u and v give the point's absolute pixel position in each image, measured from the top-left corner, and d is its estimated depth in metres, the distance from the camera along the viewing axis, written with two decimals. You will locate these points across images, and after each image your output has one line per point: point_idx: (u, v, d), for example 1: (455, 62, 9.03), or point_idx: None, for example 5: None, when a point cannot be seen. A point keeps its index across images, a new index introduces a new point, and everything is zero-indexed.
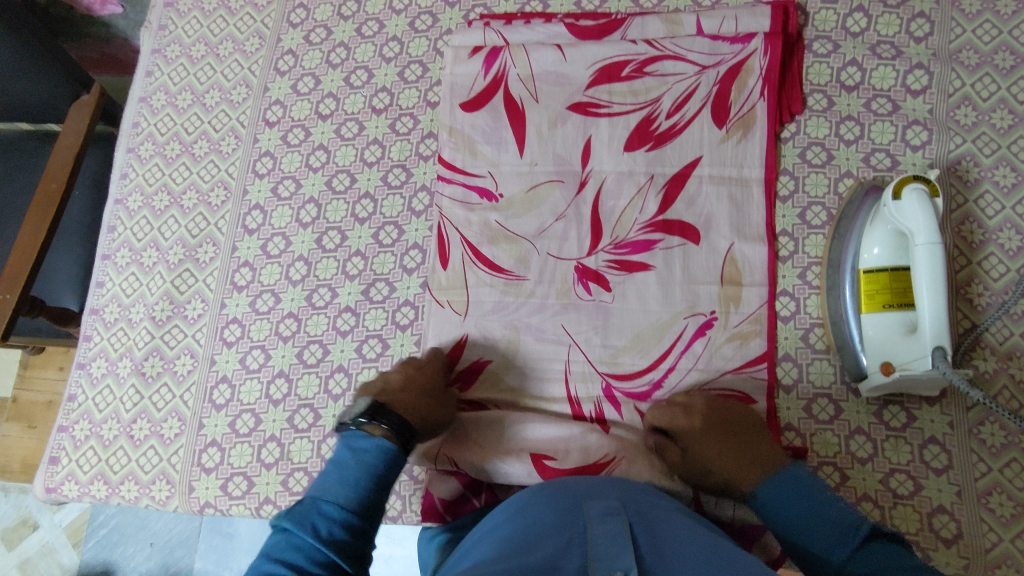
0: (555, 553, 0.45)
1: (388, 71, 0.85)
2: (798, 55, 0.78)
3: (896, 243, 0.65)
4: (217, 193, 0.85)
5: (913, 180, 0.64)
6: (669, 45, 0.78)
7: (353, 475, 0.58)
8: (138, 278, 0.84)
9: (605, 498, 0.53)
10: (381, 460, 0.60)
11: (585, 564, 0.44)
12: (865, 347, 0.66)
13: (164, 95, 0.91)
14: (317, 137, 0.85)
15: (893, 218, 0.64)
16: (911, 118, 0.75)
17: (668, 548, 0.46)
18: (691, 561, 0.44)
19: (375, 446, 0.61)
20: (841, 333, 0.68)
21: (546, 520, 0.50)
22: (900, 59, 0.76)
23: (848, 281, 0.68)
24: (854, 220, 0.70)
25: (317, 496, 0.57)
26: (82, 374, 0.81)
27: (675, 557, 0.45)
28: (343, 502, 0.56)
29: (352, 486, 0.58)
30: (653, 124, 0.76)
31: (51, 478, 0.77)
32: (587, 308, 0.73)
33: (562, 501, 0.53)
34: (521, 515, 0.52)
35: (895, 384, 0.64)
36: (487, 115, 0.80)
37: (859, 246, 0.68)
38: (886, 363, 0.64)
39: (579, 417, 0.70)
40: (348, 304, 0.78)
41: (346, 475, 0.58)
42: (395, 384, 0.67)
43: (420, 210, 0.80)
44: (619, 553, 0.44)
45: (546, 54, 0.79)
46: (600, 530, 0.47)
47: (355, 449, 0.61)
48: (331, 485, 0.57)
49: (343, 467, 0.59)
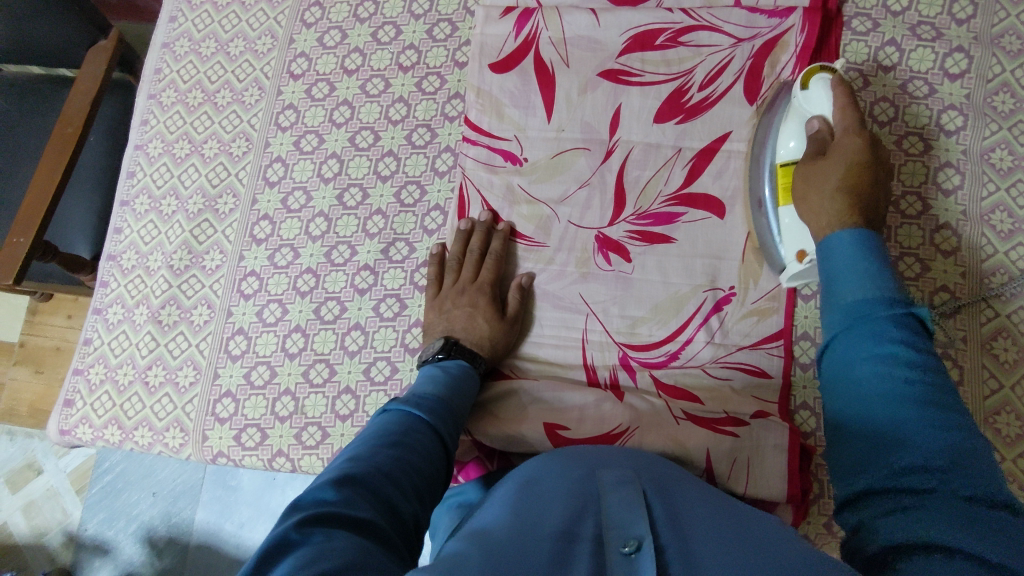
0: (568, 520, 0.45)
1: (417, 28, 0.84)
2: (836, 31, 0.76)
3: (800, 130, 0.67)
4: (239, 144, 0.84)
5: (820, 70, 0.66)
6: (705, 16, 0.76)
7: (444, 379, 0.63)
8: (156, 226, 0.83)
9: (619, 468, 0.53)
10: (465, 374, 0.66)
11: (600, 532, 0.45)
12: (783, 237, 0.68)
13: (187, 42, 0.89)
14: (342, 92, 0.83)
15: (804, 108, 0.67)
16: (947, 102, 0.73)
17: (681, 514, 0.47)
18: (705, 529, 0.45)
19: (457, 365, 0.66)
20: (760, 223, 0.71)
21: (557, 486, 0.50)
22: (940, 41, 0.75)
23: (767, 178, 0.70)
24: (773, 119, 0.72)
25: (411, 389, 0.61)
26: (98, 319, 0.81)
27: (689, 523, 0.46)
28: (437, 394, 0.60)
29: (442, 384, 0.62)
30: (685, 97, 0.75)
31: (65, 421, 0.78)
32: (606, 279, 0.72)
33: (573, 467, 0.53)
34: (532, 479, 0.53)
35: (810, 272, 0.66)
36: (516, 77, 0.78)
37: (777, 141, 0.70)
38: (800, 251, 0.66)
39: (594, 384, 0.71)
40: (367, 262, 0.77)
41: (436, 377, 0.63)
42: (461, 319, 0.71)
43: (443, 171, 0.79)
44: (632, 519, 0.45)
45: (580, 18, 0.78)
46: (613, 498, 0.48)
47: (441, 367, 0.66)
48: (425, 383, 0.62)
49: (433, 374, 0.64)
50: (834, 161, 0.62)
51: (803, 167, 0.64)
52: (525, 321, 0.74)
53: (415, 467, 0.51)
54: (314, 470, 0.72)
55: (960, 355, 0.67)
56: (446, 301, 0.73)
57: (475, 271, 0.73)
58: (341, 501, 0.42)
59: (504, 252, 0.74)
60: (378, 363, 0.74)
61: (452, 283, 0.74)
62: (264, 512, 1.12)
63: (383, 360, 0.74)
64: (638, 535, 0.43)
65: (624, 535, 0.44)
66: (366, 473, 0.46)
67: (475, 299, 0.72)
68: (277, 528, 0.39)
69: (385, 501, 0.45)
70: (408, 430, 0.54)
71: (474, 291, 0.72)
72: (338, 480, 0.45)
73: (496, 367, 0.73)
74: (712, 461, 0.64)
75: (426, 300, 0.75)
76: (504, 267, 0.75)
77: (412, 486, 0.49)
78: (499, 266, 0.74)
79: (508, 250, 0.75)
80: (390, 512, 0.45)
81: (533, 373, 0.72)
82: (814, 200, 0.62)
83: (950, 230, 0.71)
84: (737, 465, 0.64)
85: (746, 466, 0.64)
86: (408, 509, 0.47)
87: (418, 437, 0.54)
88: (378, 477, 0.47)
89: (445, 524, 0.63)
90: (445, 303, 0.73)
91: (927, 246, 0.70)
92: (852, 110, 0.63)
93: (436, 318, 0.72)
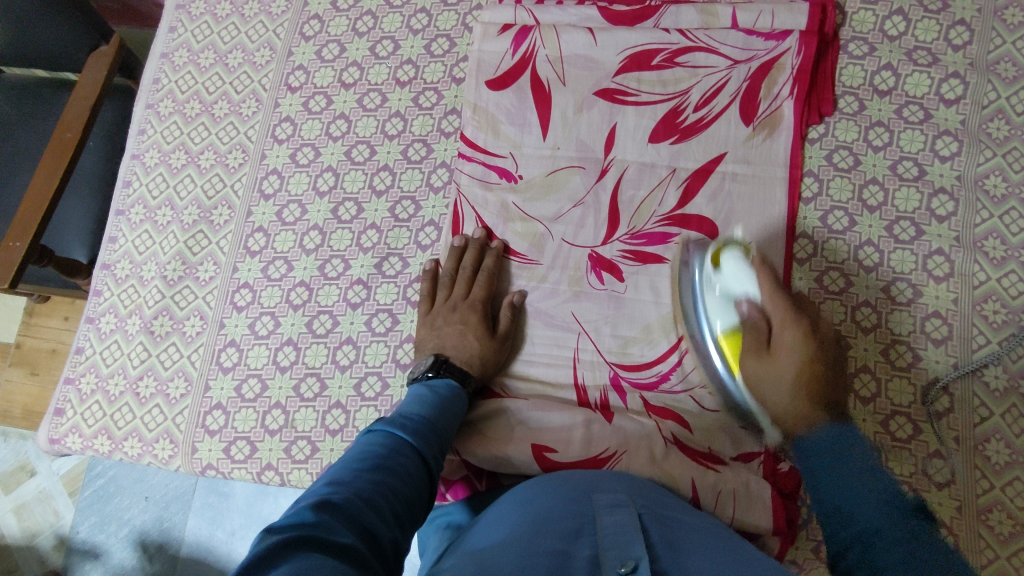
0: (565, 539, 0.46)
1: (415, 43, 0.84)
2: (831, 55, 0.76)
3: (727, 310, 0.68)
4: (235, 155, 0.84)
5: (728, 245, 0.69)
6: (702, 37, 0.76)
7: (430, 399, 0.63)
8: (151, 236, 0.83)
9: (613, 489, 0.54)
10: (453, 393, 0.66)
11: (597, 553, 0.45)
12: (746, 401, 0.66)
13: (186, 52, 0.90)
14: (338, 105, 0.84)
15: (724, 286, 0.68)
16: (941, 128, 0.73)
17: (677, 543, 0.47)
18: (701, 557, 0.45)
19: (445, 384, 0.66)
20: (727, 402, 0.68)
21: (553, 509, 0.51)
22: (936, 66, 0.75)
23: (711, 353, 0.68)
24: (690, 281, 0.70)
25: (398, 409, 0.61)
26: (90, 328, 0.81)
27: (686, 552, 0.46)
28: (423, 416, 0.60)
29: (428, 405, 0.62)
30: (680, 117, 0.75)
31: (55, 430, 0.78)
32: (598, 298, 0.72)
33: (570, 488, 0.54)
34: (527, 501, 0.53)
35: None
36: (513, 95, 0.79)
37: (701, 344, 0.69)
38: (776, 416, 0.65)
39: (585, 403, 0.70)
40: (360, 277, 0.77)
41: (423, 397, 0.63)
42: (452, 337, 0.71)
43: (439, 186, 0.79)
44: (629, 542, 0.45)
45: (577, 37, 0.78)
46: (609, 521, 0.48)
47: (429, 385, 0.66)
48: (412, 403, 0.62)
49: (421, 394, 0.64)
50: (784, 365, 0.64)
51: (754, 368, 0.65)
52: (517, 339, 0.74)
53: (396, 490, 0.51)
54: (302, 485, 0.72)
55: (951, 382, 0.67)
56: (438, 318, 0.73)
57: (468, 288, 0.73)
58: (320, 524, 0.42)
59: (496, 268, 0.74)
60: (369, 379, 0.74)
61: (444, 300, 0.74)
62: (255, 521, 1.11)
63: (374, 375, 0.74)
64: (635, 556, 0.43)
65: (621, 556, 0.44)
66: (346, 498, 0.46)
67: (467, 316, 0.72)
68: (253, 549, 0.39)
69: (364, 526, 0.45)
70: (391, 453, 0.54)
71: (466, 308, 0.72)
72: (317, 504, 0.44)
73: (487, 385, 0.73)
74: (697, 491, 0.64)
75: (418, 316, 0.75)
76: (496, 284, 0.75)
77: (391, 511, 0.49)
78: (491, 284, 0.74)
79: (501, 268, 0.75)
80: (367, 536, 0.45)
81: (523, 392, 0.72)
82: (781, 362, 0.64)
83: (943, 256, 0.70)
84: (723, 497, 0.64)
85: (732, 498, 0.64)
86: (386, 534, 0.47)
87: (401, 459, 0.54)
88: (357, 502, 0.47)
89: (431, 545, 0.63)
90: (436, 320, 0.73)
91: (920, 271, 0.70)
92: (792, 330, 0.64)
93: (428, 334, 0.72)
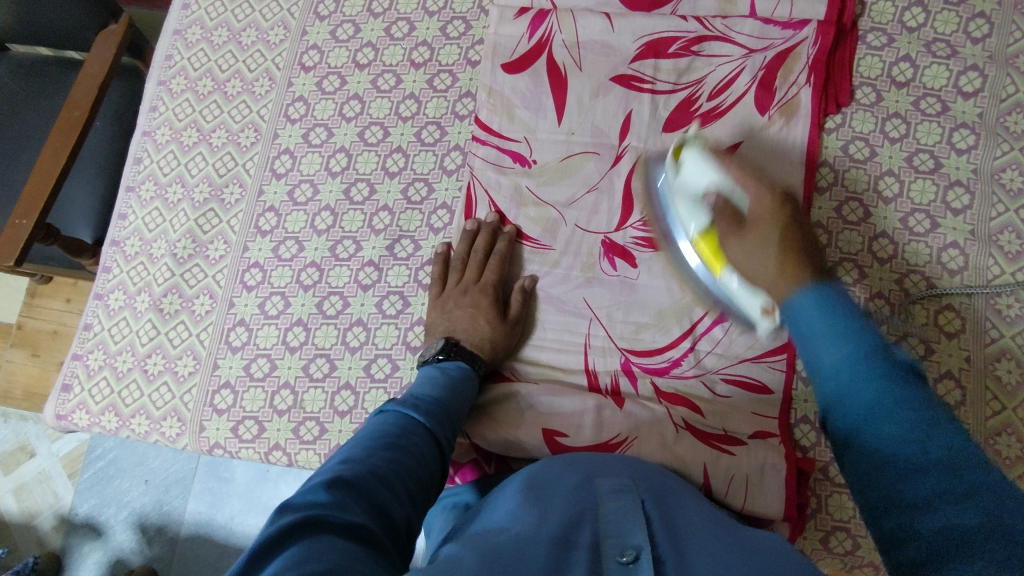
0: (566, 524, 0.46)
1: (431, 26, 0.84)
2: (849, 45, 0.76)
3: (696, 210, 0.67)
4: (247, 134, 0.84)
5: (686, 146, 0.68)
6: (719, 26, 0.76)
7: (442, 380, 0.63)
8: (161, 213, 0.83)
9: (616, 474, 0.54)
10: (464, 374, 0.66)
11: (597, 540, 0.45)
12: (733, 298, 0.66)
13: (199, 29, 0.89)
14: (352, 86, 0.83)
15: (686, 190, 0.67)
16: (959, 121, 0.73)
17: (678, 527, 0.47)
18: (702, 544, 0.45)
19: (456, 366, 0.66)
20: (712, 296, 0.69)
21: (555, 495, 0.50)
22: (955, 58, 0.75)
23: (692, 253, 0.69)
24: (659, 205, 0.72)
25: (409, 389, 0.61)
26: (98, 305, 0.81)
27: (685, 537, 0.45)
28: (434, 397, 0.60)
29: (439, 386, 0.62)
30: (694, 106, 0.75)
31: (62, 406, 0.78)
32: (611, 285, 0.72)
33: (574, 473, 0.54)
34: (531, 486, 0.52)
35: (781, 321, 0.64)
36: (528, 79, 0.78)
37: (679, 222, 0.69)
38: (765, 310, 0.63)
39: (595, 388, 0.70)
40: (371, 258, 0.77)
41: (434, 379, 0.63)
42: (463, 320, 0.71)
43: (452, 169, 0.79)
44: (631, 531, 0.45)
45: (594, 22, 0.78)
46: (613, 508, 0.48)
47: (440, 367, 0.66)
48: (423, 384, 0.62)
49: (432, 375, 0.64)
50: (764, 233, 0.62)
51: (733, 246, 0.64)
52: (527, 323, 0.74)
53: (409, 470, 0.50)
54: (310, 465, 0.72)
55: (962, 374, 0.67)
56: (448, 302, 0.72)
57: (479, 272, 0.73)
58: (333, 503, 0.42)
59: (508, 253, 0.73)
60: (379, 360, 0.74)
61: (456, 283, 0.74)
62: (255, 505, 1.12)
63: (384, 357, 0.74)
64: (635, 546, 0.43)
65: (621, 546, 0.43)
66: (358, 476, 0.46)
67: (477, 299, 0.71)
68: (267, 528, 0.39)
69: (376, 504, 0.45)
70: (403, 432, 0.54)
71: (477, 292, 0.72)
72: (330, 482, 0.44)
73: (496, 368, 0.73)
74: (709, 477, 0.64)
75: (429, 299, 0.74)
76: (508, 269, 0.75)
77: (404, 490, 0.48)
78: (503, 268, 0.73)
79: (513, 253, 0.75)
80: (379, 515, 0.44)
81: (533, 376, 0.72)
82: (756, 260, 0.61)
83: (957, 249, 0.70)
84: (735, 483, 0.64)
85: (744, 484, 0.64)
86: (399, 512, 0.46)
87: (413, 439, 0.53)
88: (370, 480, 0.46)
89: (437, 525, 0.63)
90: (447, 303, 0.72)
91: (934, 264, 0.70)
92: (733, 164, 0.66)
93: (438, 317, 0.72)
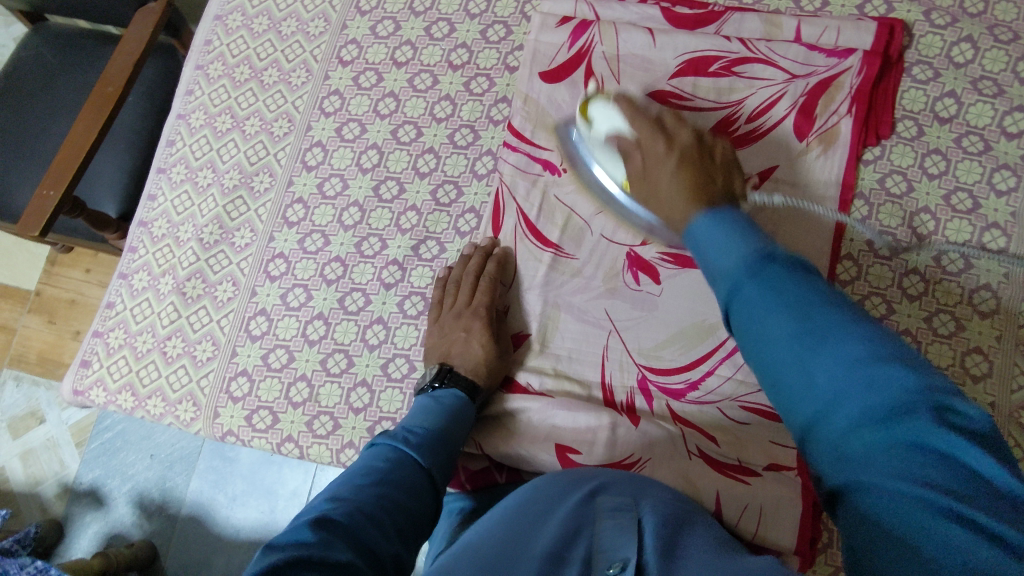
0: (558, 540, 0.45)
1: (471, 28, 0.84)
2: (893, 76, 0.75)
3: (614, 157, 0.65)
4: (281, 124, 0.84)
5: (591, 100, 0.68)
6: (762, 48, 0.75)
7: (437, 409, 0.63)
8: (191, 197, 0.83)
9: (616, 492, 0.52)
10: (459, 401, 0.65)
11: (590, 554, 0.44)
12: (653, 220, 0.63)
13: (240, 16, 0.89)
14: (389, 83, 0.83)
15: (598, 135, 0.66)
16: (1000, 161, 0.72)
17: (679, 541, 0.46)
18: (695, 554, 0.44)
19: (452, 394, 0.66)
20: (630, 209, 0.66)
21: (552, 511, 0.49)
22: (1000, 98, 0.73)
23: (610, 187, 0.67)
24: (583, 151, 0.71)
25: (403, 422, 0.61)
26: (123, 283, 0.81)
27: (684, 550, 0.45)
28: (428, 427, 0.60)
29: (434, 416, 0.62)
30: (732, 126, 0.74)
31: (80, 381, 0.78)
32: (633, 299, 0.71)
33: (574, 490, 0.52)
34: (531, 499, 0.52)
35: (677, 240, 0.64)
36: (565, 88, 0.78)
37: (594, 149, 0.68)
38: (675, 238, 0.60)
39: (610, 404, 0.69)
40: (395, 258, 0.77)
41: (427, 408, 0.63)
42: (456, 347, 0.69)
43: (482, 174, 0.79)
44: (623, 544, 0.44)
45: (636, 36, 0.77)
46: (608, 523, 0.47)
47: (434, 396, 0.66)
48: (416, 416, 0.62)
49: (427, 405, 0.64)
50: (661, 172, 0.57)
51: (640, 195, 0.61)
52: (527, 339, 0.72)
53: (398, 507, 0.50)
54: (321, 459, 0.72)
55: None
56: (445, 327, 0.71)
57: (471, 295, 0.71)
58: (319, 542, 0.42)
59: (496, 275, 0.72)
60: (397, 360, 0.74)
61: (450, 307, 0.72)
62: (258, 488, 1.13)
63: (402, 357, 0.74)
64: (623, 557, 0.42)
65: (610, 558, 0.43)
66: (346, 515, 0.46)
67: (468, 325, 0.69)
68: (252, 568, 0.39)
69: (364, 542, 0.45)
70: (393, 469, 0.54)
71: (467, 316, 0.70)
72: (318, 523, 0.44)
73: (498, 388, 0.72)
74: (722, 505, 0.64)
75: (429, 322, 0.73)
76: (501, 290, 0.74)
77: (393, 527, 0.48)
78: (493, 288, 0.72)
79: (507, 267, 0.74)
80: (367, 554, 0.44)
81: (549, 387, 0.70)
82: (659, 186, 0.58)
83: (989, 291, 0.69)
84: (747, 513, 0.63)
85: (757, 515, 0.63)
86: (389, 549, 0.46)
87: (403, 475, 0.54)
88: (358, 519, 0.46)
89: (440, 533, 0.64)
90: (443, 328, 0.71)
91: (965, 305, 0.69)
92: (640, 118, 0.62)
93: (436, 343, 0.71)
